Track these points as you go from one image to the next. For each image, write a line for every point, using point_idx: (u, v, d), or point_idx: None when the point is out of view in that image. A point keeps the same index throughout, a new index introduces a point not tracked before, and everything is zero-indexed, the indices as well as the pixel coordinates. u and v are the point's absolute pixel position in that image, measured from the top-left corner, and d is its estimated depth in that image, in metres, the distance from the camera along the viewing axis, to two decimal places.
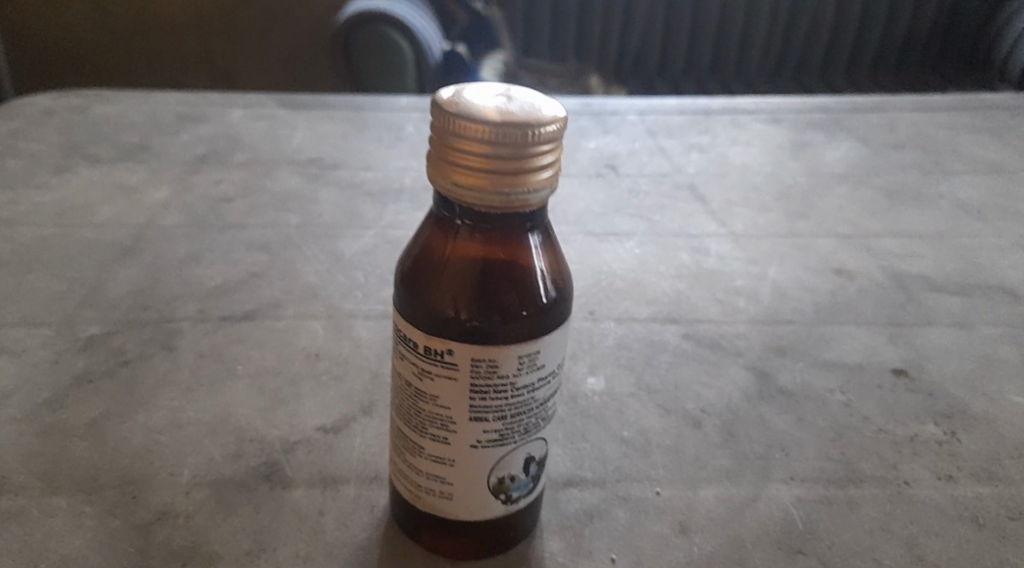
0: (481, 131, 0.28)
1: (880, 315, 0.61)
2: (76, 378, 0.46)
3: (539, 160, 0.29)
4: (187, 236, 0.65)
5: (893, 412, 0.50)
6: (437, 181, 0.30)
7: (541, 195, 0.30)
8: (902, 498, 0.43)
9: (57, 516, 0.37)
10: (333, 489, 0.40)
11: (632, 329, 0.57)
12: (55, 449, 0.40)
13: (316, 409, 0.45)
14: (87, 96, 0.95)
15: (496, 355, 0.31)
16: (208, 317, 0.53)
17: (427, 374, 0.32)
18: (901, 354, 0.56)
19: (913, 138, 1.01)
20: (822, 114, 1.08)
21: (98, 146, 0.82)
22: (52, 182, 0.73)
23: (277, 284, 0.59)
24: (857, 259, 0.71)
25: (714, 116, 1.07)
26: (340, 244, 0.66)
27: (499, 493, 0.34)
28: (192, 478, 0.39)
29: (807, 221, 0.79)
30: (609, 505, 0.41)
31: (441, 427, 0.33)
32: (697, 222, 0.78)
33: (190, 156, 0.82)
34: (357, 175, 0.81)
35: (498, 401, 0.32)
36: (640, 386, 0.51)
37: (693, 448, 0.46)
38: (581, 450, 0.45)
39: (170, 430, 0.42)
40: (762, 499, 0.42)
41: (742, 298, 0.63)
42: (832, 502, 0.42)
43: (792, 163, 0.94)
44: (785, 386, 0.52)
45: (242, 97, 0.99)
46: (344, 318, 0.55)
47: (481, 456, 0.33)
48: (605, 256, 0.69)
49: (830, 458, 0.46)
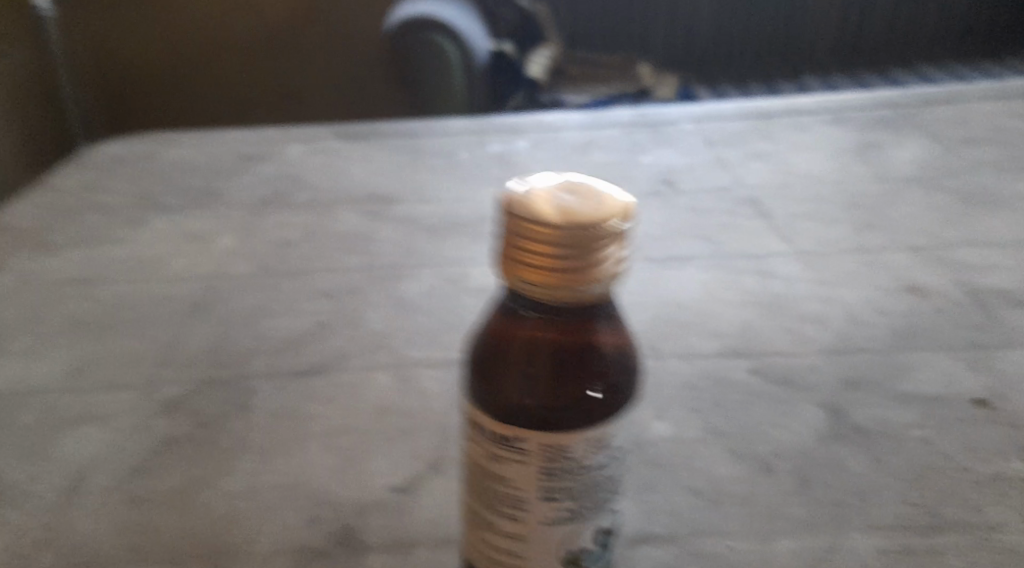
0: (551, 232, 0.27)
1: (959, 338, 0.59)
2: (159, 445, 0.48)
3: (608, 256, 0.28)
4: (255, 284, 0.67)
5: (977, 449, 0.48)
6: (505, 278, 0.29)
7: (611, 289, 0.29)
8: (990, 547, 0.41)
9: None
10: (407, 553, 0.40)
11: (697, 365, 0.57)
12: (143, 520, 0.42)
13: (386, 467, 0.46)
14: (155, 141, 0.99)
15: (564, 439, 0.31)
16: (279, 371, 0.55)
17: (497, 457, 0.32)
18: (984, 382, 0.54)
19: (988, 132, 0.96)
20: (887, 111, 1.04)
21: (168, 193, 0.86)
22: (127, 235, 0.76)
23: (343, 332, 0.60)
24: (932, 274, 0.68)
25: (774, 119, 1.04)
26: (402, 285, 0.67)
27: (571, 565, 0.34)
28: (271, 546, 0.41)
29: (875, 233, 0.76)
30: (681, 563, 0.41)
31: (512, 506, 0.32)
32: (760, 240, 0.76)
33: (254, 199, 0.84)
34: (415, 209, 0.82)
35: (569, 483, 0.32)
36: (709, 429, 0.50)
37: (766, 496, 0.45)
38: (651, 503, 0.44)
39: (248, 496, 0.44)
40: (840, 552, 0.41)
41: (811, 325, 0.61)
42: (915, 553, 0.41)
43: (857, 168, 0.91)
44: (861, 424, 0.50)
45: (300, 131, 1.01)
46: (409, 367, 0.56)
47: (553, 534, 0.33)
48: (667, 284, 0.68)
49: (910, 504, 0.44)
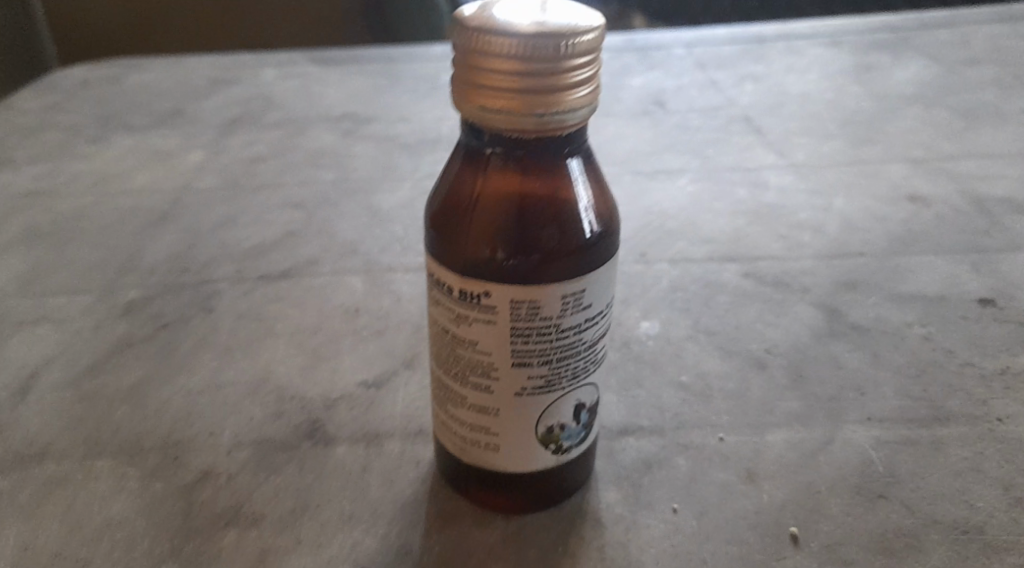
0: (509, 46, 0.25)
1: (960, 242, 0.56)
2: (116, 344, 0.45)
3: (575, 75, 0.26)
4: (223, 198, 0.64)
5: (980, 345, 0.46)
6: (463, 109, 0.27)
7: (579, 115, 0.27)
8: (994, 436, 0.39)
9: (99, 479, 0.36)
10: (376, 445, 0.38)
11: (686, 270, 0.54)
12: (98, 414, 0.40)
13: (357, 365, 0.43)
14: (122, 66, 0.94)
15: (538, 294, 0.29)
16: (245, 276, 0.52)
17: (464, 320, 0.30)
18: (986, 282, 0.51)
19: (991, 52, 0.92)
20: (886, 34, 1.00)
21: (135, 114, 0.82)
22: (90, 153, 0.72)
23: (314, 242, 0.57)
24: (933, 184, 0.65)
25: (768, 44, 1.00)
26: (378, 198, 0.64)
27: (548, 443, 0.32)
28: (232, 438, 0.38)
29: (874, 148, 0.73)
30: (668, 454, 0.38)
31: (483, 375, 0.30)
32: (753, 156, 0.73)
33: (225, 119, 0.80)
34: (393, 127, 0.78)
35: (542, 345, 0.30)
36: (698, 329, 0.47)
37: (758, 391, 0.42)
38: (635, 397, 0.42)
39: (210, 392, 0.41)
40: (836, 442, 0.39)
41: (805, 232, 0.58)
42: (915, 443, 0.39)
43: (855, 87, 0.87)
44: (858, 323, 0.48)
45: (274, 57, 0.97)
46: (383, 272, 0.53)
47: (527, 405, 0.31)
48: (656, 196, 0.65)
49: (910, 396, 0.42)
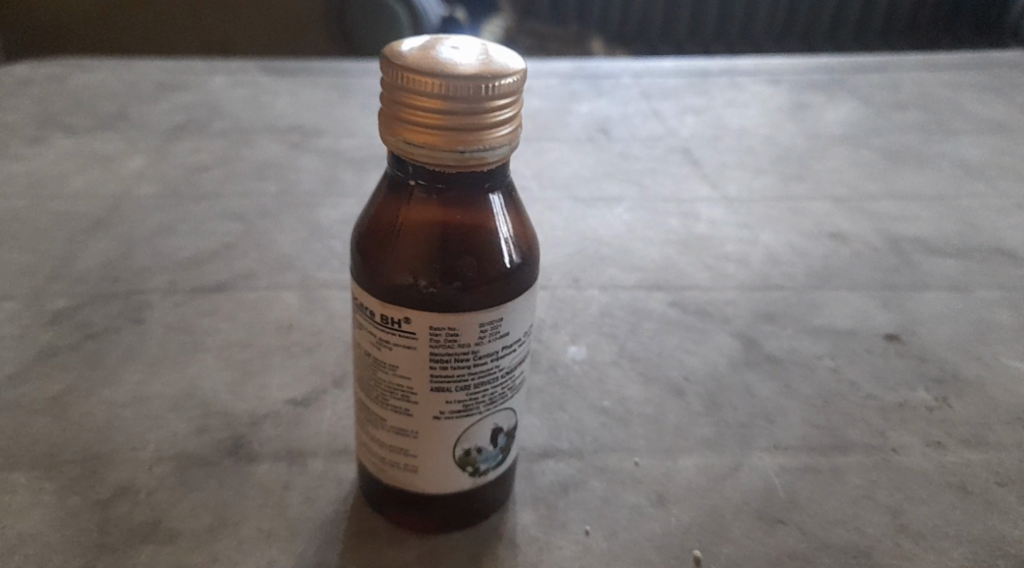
0: (432, 84, 0.26)
1: (872, 279, 0.60)
2: (40, 353, 0.45)
3: (496, 115, 0.27)
4: (161, 206, 0.64)
5: (884, 378, 0.48)
6: (388, 140, 0.28)
7: (500, 153, 0.28)
8: (889, 466, 0.41)
9: (13, 492, 0.36)
10: (300, 463, 0.39)
11: (617, 296, 0.56)
12: (16, 425, 0.40)
13: (286, 382, 0.44)
14: (66, 65, 0.93)
15: (456, 322, 0.30)
16: (179, 288, 0.52)
17: (385, 344, 0.31)
18: (894, 318, 0.55)
19: (917, 98, 0.98)
20: (822, 75, 1.05)
21: (76, 115, 0.80)
22: (26, 153, 0.71)
23: (251, 255, 0.57)
24: (854, 223, 0.69)
25: (711, 78, 1.04)
26: (320, 213, 0.65)
27: (465, 465, 0.33)
28: (154, 453, 0.38)
29: (803, 185, 0.76)
30: (585, 477, 0.40)
31: (402, 398, 0.31)
32: (689, 187, 0.76)
33: (168, 125, 0.80)
34: (340, 142, 0.79)
35: (460, 371, 0.31)
36: (622, 354, 0.49)
37: (674, 416, 0.44)
38: (558, 420, 0.43)
39: (134, 405, 0.41)
40: (743, 468, 0.41)
41: (732, 264, 0.61)
42: (816, 471, 0.41)
43: (789, 125, 0.91)
44: (773, 353, 0.50)
45: (224, 64, 0.96)
46: (319, 288, 0.53)
47: (445, 428, 0.32)
48: (594, 222, 0.67)
49: (816, 426, 0.44)
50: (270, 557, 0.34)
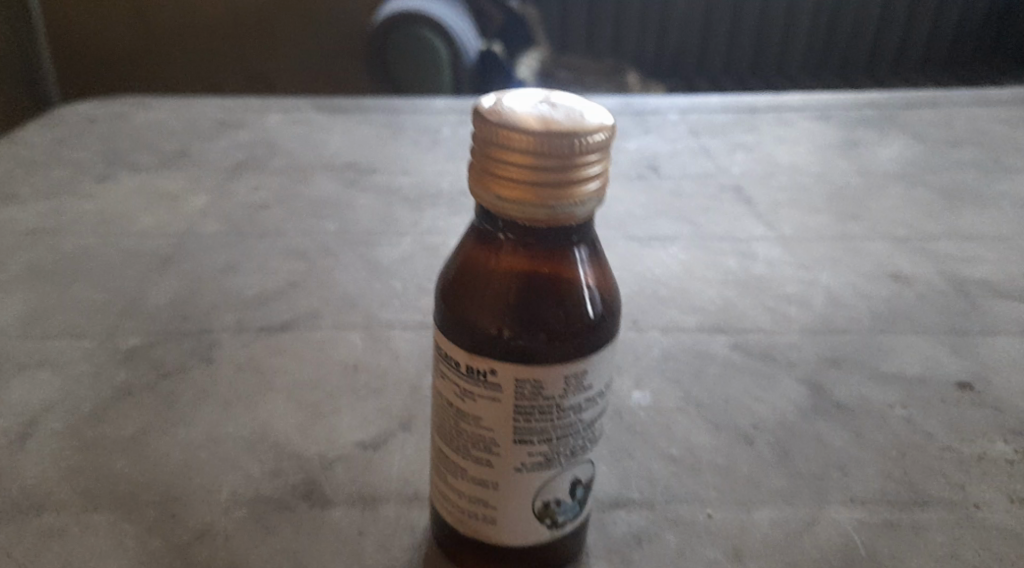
0: (526, 141, 0.26)
1: (940, 323, 0.58)
2: (117, 392, 0.46)
3: (585, 171, 0.27)
4: (225, 244, 0.65)
5: (960, 429, 0.47)
6: (478, 194, 0.28)
7: (588, 207, 0.28)
8: (972, 523, 0.40)
9: (96, 534, 0.36)
10: (373, 509, 0.39)
11: (678, 339, 0.55)
12: (96, 465, 0.40)
13: (355, 424, 0.44)
14: (130, 103, 0.96)
15: (542, 375, 0.30)
16: (246, 327, 0.53)
17: (469, 395, 0.31)
18: (965, 365, 0.53)
19: (971, 133, 0.96)
20: (872, 110, 1.04)
21: (140, 153, 0.83)
22: (95, 191, 0.73)
23: (315, 294, 0.58)
24: (915, 264, 0.68)
25: (759, 114, 1.04)
26: (379, 251, 0.65)
27: (544, 518, 0.33)
28: (230, 495, 0.39)
29: (859, 224, 0.75)
30: (658, 528, 0.39)
31: (484, 449, 0.31)
32: (743, 226, 0.75)
33: (228, 163, 0.82)
34: (395, 180, 0.80)
35: (543, 423, 0.31)
36: (688, 400, 0.49)
37: (746, 466, 0.44)
38: (627, 468, 0.43)
39: (209, 445, 0.42)
40: (820, 523, 0.40)
41: (793, 306, 0.60)
42: (896, 526, 0.40)
43: (842, 162, 0.90)
44: (843, 401, 0.49)
45: (280, 102, 0.99)
46: (381, 328, 0.54)
47: (526, 480, 0.32)
48: (649, 262, 0.67)
49: (892, 478, 0.43)
50: None
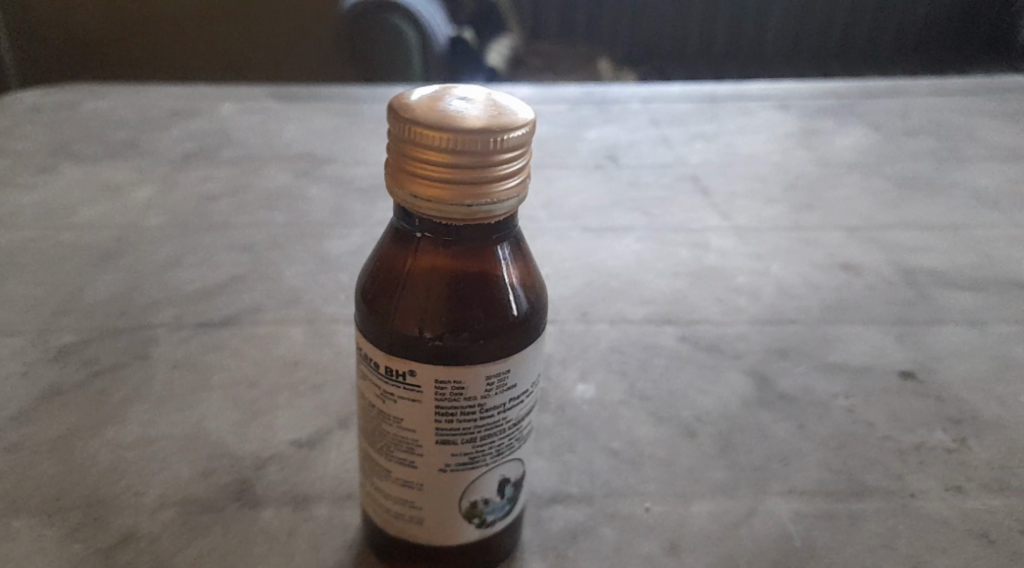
0: (439, 138, 0.25)
1: (887, 313, 0.59)
2: (46, 392, 0.45)
3: (503, 169, 0.26)
4: (170, 237, 0.64)
5: (901, 419, 0.47)
6: (395, 192, 0.27)
7: (507, 205, 0.27)
8: (907, 513, 0.40)
9: (15, 539, 0.35)
10: (305, 508, 0.38)
11: (627, 331, 0.55)
12: (20, 468, 0.39)
13: (292, 423, 0.43)
14: (78, 92, 0.93)
15: (462, 375, 0.29)
16: (185, 323, 0.52)
17: (390, 397, 0.30)
18: (910, 355, 0.54)
19: (928, 123, 0.97)
20: (832, 100, 1.05)
21: (87, 143, 0.81)
22: (36, 183, 0.71)
23: (259, 288, 0.57)
24: (866, 253, 0.68)
25: (720, 103, 1.04)
26: (328, 244, 0.64)
27: (472, 518, 0.32)
28: (158, 497, 0.38)
29: (813, 213, 0.76)
30: (596, 523, 0.39)
31: (407, 450, 0.31)
32: (699, 216, 0.75)
33: (178, 153, 0.80)
34: (349, 170, 0.79)
35: (467, 423, 0.30)
36: (633, 393, 0.49)
37: (687, 459, 0.43)
38: (567, 463, 0.43)
39: (139, 446, 0.41)
40: (758, 515, 0.40)
41: (743, 297, 0.60)
42: (833, 517, 0.40)
43: (799, 151, 0.91)
44: (787, 392, 0.49)
45: (235, 90, 0.97)
46: (326, 323, 0.53)
47: (452, 481, 0.31)
48: (603, 253, 0.67)
49: (831, 469, 0.43)
50: None
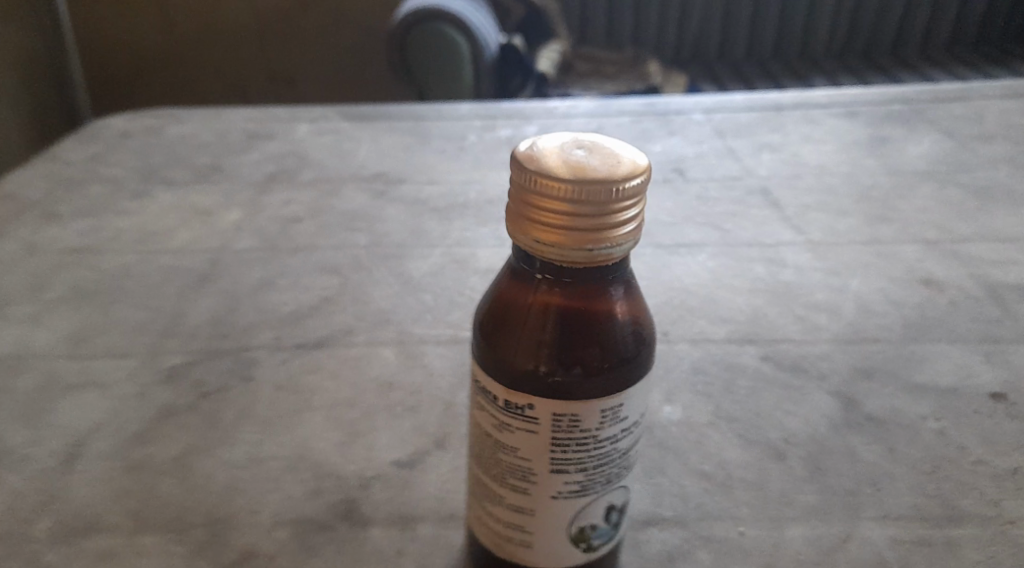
0: (563, 190, 0.27)
1: (972, 330, 0.58)
2: (160, 413, 0.48)
3: (621, 215, 0.28)
4: (259, 260, 0.67)
5: (994, 441, 0.47)
6: (516, 237, 0.29)
7: (623, 248, 0.29)
8: (1007, 540, 0.40)
9: (148, 555, 0.38)
10: (411, 529, 0.40)
11: (708, 351, 0.56)
12: (145, 487, 0.42)
13: (392, 444, 0.45)
14: (162, 116, 0.98)
15: (578, 409, 0.30)
16: (282, 345, 0.55)
17: (507, 427, 0.32)
18: (999, 375, 0.53)
19: (1003, 129, 0.95)
20: (902, 106, 1.03)
21: (173, 167, 0.85)
22: (132, 207, 0.75)
23: (348, 310, 0.59)
24: (947, 267, 0.67)
25: (786, 112, 1.03)
26: (409, 264, 0.66)
27: (580, 542, 0.34)
28: (274, 516, 0.40)
29: (889, 226, 0.75)
30: (691, 547, 0.40)
31: (522, 478, 0.32)
32: (771, 231, 0.75)
33: (259, 176, 0.83)
34: (422, 189, 0.81)
35: (579, 453, 0.31)
36: (719, 415, 0.49)
37: (778, 483, 0.44)
38: (659, 485, 0.44)
39: (251, 466, 0.44)
40: (853, 540, 0.40)
41: (823, 314, 0.60)
42: (930, 543, 0.40)
43: (870, 161, 0.90)
44: (874, 414, 0.49)
45: (307, 110, 1.00)
46: (414, 345, 0.55)
47: (563, 508, 0.32)
48: (677, 271, 0.67)
49: (926, 494, 0.43)
50: None
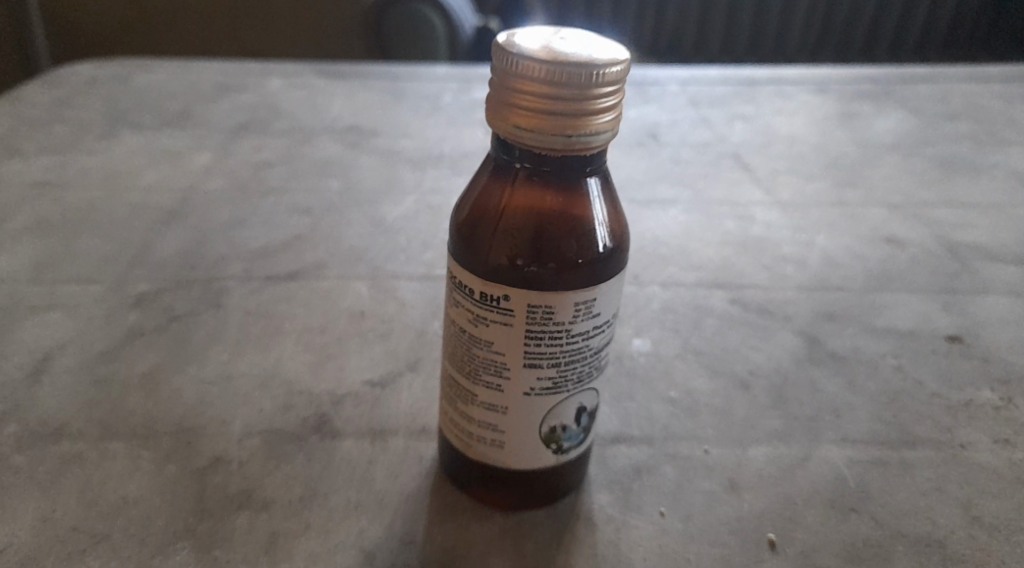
0: (543, 71, 0.27)
1: (932, 283, 0.60)
2: (128, 333, 0.47)
3: (601, 101, 0.28)
4: (231, 200, 0.66)
5: (949, 378, 0.49)
6: (496, 124, 0.29)
7: (602, 138, 0.29)
8: (957, 461, 0.42)
9: (115, 459, 0.38)
10: (382, 441, 0.40)
11: (678, 294, 0.57)
12: (112, 399, 0.41)
13: (363, 366, 0.46)
14: (129, 65, 0.96)
15: (552, 301, 0.31)
16: (254, 277, 0.54)
17: (483, 321, 0.32)
18: (955, 320, 0.55)
19: (966, 108, 0.98)
20: (870, 84, 1.05)
21: (142, 113, 0.83)
22: (99, 148, 0.74)
23: (321, 247, 0.59)
24: (909, 228, 0.69)
25: (758, 87, 1.04)
26: (383, 209, 0.66)
27: (550, 443, 0.34)
28: (243, 428, 0.40)
29: (855, 191, 0.77)
30: (657, 463, 0.41)
31: (495, 374, 0.33)
32: (742, 191, 0.76)
33: (231, 124, 0.82)
34: (397, 142, 0.81)
35: (553, 348, 0.32)
36: (687, 349, 0.50)
37: (742, 409, 0.45)
38: (628, 409, 0.44)
39: (221, 383, 0.43)
40: (812, 460, 0.41)
41: (790, 265, 0.62)
42: (885, 463, 0.41)
43: (839, 133, 0.91)
44: (836, 351, 0.51)
45: (280, 66, 0.99)
46: (387, 280, 0.55)
47: (534, 405, 0.33)
48: (649, 223, 0.68)
49: (882, 421, 0.45)
50: (359, 526, 0.35)
